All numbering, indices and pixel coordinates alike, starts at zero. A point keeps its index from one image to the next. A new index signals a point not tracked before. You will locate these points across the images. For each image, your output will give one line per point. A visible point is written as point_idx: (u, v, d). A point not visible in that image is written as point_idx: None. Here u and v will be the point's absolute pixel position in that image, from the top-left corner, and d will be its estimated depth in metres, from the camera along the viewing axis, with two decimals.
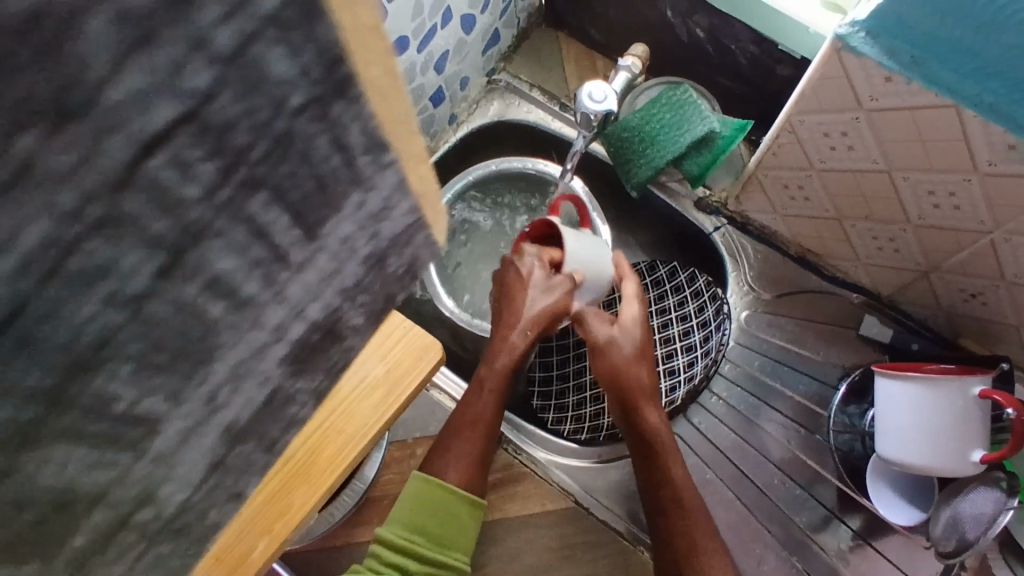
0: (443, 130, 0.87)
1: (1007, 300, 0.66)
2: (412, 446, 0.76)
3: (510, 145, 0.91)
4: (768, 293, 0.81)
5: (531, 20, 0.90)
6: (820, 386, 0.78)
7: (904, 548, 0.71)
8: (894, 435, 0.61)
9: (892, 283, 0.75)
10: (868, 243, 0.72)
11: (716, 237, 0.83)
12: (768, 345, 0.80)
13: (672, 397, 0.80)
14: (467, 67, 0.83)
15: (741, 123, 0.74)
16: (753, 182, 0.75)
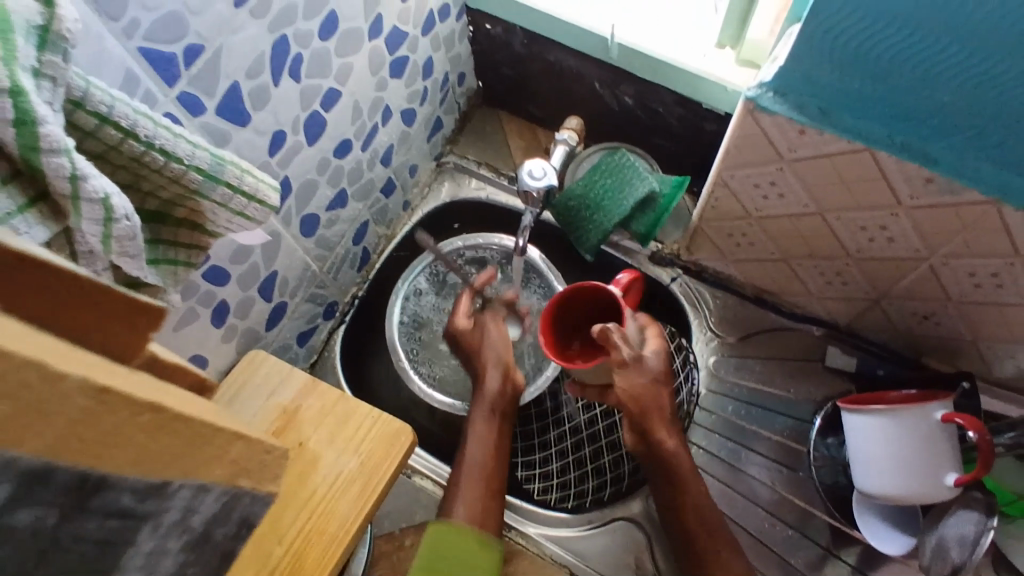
0: (398, 216, 0.89)
1: (957, 319, 0.68)
2: (400, 537, 0.75)
3: (464, 224, 0.94)
4: (733, 336, 0.82)
5: (471, 102, 0.94)
6: (795, 422, 0.78)
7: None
8: (871, 468, 0.61)
9: (848, 313, 0.77)
10: (817, 279, 0.74)
11: (673, 288, 0.84)
12: (739, 388, 0.80)
13: None
14: (413, 155, 0.86)
15: (678, 180, 0.78)
16: (699, 234, 0.78)
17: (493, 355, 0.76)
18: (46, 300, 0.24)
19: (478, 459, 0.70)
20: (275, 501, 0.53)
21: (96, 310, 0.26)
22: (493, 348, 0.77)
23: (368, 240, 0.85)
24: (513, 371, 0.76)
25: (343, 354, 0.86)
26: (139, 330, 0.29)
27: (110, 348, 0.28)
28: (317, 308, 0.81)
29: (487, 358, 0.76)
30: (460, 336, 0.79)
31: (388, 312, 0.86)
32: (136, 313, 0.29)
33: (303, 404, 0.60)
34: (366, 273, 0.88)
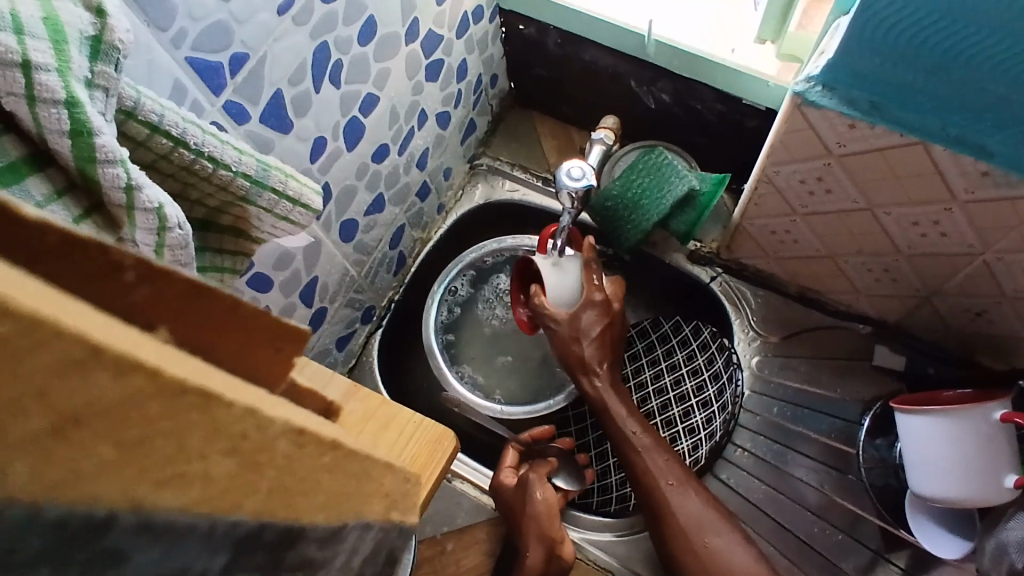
0: (433, 220, 0.89)
1: (1012, 315, 0.66)
2: (441, 542, 0.74)
3: (499, 225, 0.94)
4: (775, 336, 0.80)
5: (503, 104, 0.94)
6: (843, 423, 0.76)
7: None
8: (927, 472, 0.60)
9: (896, 311, 0.75)
10: (864, 276, 0.72)
11: (712, 287, 0.83)
12: (786, 389, 0.79)
13: (696, 457, 0.80)
14: (447, 158, 0.86)
15: (718, 176, 0.75)
16: (740, 232, 0.77)
17: (534, 525, 0.68)
18: (189, 310, 0.24)
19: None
20: None
21: (218, 318, 0.25)
22: (535, 516, 0.69)
23: (405, 244, 0.85)
24: (559, 545, 0.68)
25: (380, 358, 0.86)
26: (284, 352, 0.28)
27: (246, 368, 0.26)
28: (354, 312, 0.81)
29: (526, 530, 0.69)
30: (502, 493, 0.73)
31: (425, 314, 0.86)
32: (282, 332, 0.28)
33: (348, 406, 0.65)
34: (401, 277, 0.87)
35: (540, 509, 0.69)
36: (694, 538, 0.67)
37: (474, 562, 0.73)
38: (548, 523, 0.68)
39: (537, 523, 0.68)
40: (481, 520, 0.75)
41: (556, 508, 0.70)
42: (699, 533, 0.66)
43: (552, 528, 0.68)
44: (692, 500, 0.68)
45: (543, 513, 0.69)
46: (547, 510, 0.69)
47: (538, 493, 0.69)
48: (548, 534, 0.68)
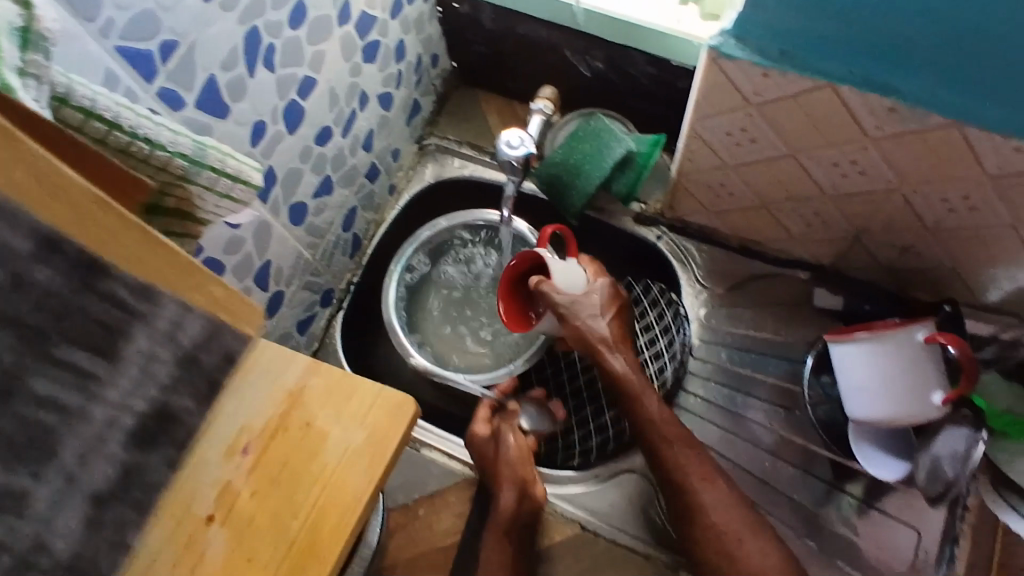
0: (385, 201, 0.91)
1: (937, 248, 0.70)
2: (414, 508, 0.77)
3: (453, 202, 0.96)
4: (721, 287, 0.84)
5: (447, 83, 0.96)
6: (791, 364, 0.80)
7: (905, 502, 0.74)
8: (861, 397, 0.63)
9: (831, 253, 0.78)
10: (798, 221, 0.75)
11: (660, 246, 0.86)
12: (733, 336, 0.82)
13: None
14: (394, 139, 0.88)
15: (655, 138, 0.78)
16: (681, 189, 0.80)
17: (507, 470, 0.71)
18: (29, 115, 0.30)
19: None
20: None
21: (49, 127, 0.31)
22: (508, 464, 0.71)
23: (358, 225, 0.86)
24: (530, 486, 0.71)
25: (344, 339, 0.88)
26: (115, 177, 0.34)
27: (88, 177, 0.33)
28: (313, 295, 0.82)
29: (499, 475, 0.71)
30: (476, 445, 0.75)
31: (384, 293, 0.88)
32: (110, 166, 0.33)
33: None
34: (359, 259, 0.89)
35: (509, 457, 0.72)
36: (714, 529, 0.65)
37: (448, 526, 0.76)
38: (520, 470, 0.71)
39: (507, 467, 0.71)
40: (452, 485, 0.78)
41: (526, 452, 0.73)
42: (733, 525, 0.64)
43: (523, 471, 0.71)
44: (717, 488, 0.67)
45: (514, 456, 0.72)
46: (518, 455, 0.72)
47: (510, 441, 0.72)
48: (521, 476, 0.71)
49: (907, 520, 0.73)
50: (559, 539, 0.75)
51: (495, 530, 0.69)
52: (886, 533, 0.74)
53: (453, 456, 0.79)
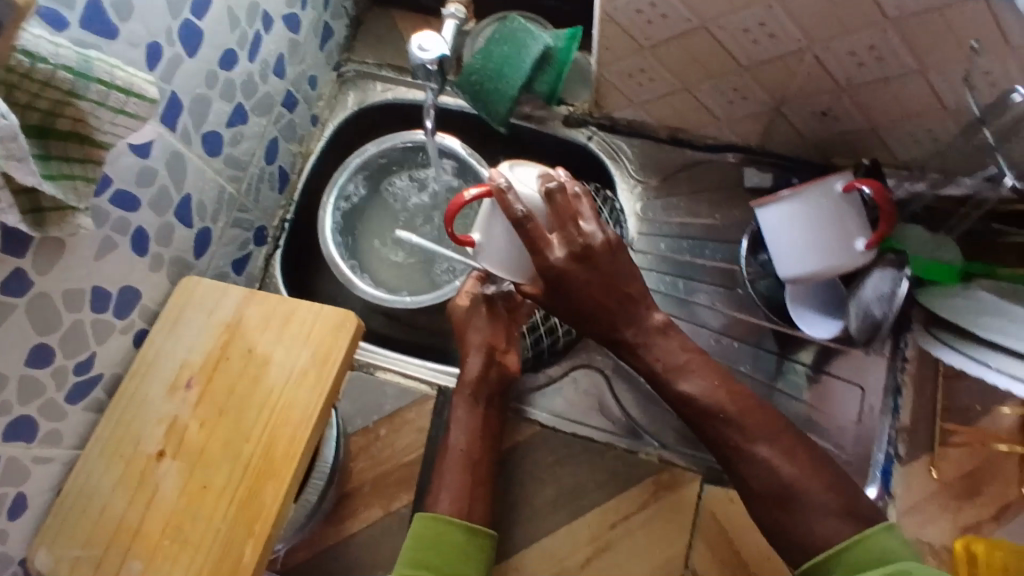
0: (309, 132, 0.88)
1: (854, 107, 0.68)
2: (374, 429, 0.77)
3: (381, 129, 0.94)
4: (655, 180, 0.84)
5: (360, 6, 0.93)
6: (728, 246, 0.81)
7: (850, 362, 0.76)
8: (789, 255, 0.63)
9: (756, 133, 0.78)
10: (720, 99, 0.74)
11: (591, 146, 0.86)
12: (669, 226, 0.83)
13: None
14: (309, 65, 0.85)
15: (571, 31, 0.77)
16: (603, 83, 0.78)
17: (479, 337, 0.75)
18: None
19: (460, 444, 0.70)
20: (252, 403, 0.63)
21: None
22: (483, 333, 0.75)
23: (282, 158, 0.84)
24: (501, 354, 0.74)
25: (285, 276, 0.87)
26: None
27: None
28: (245, 233, 0.81)
29: (473, 339, 0.75)
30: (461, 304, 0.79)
31: (320, 224, 0.86)
32: None
33: (246, 314, 0.67)
34: (290, 195, 0.87)
35: (474, 318, 0.76)
36: (766, 474, 0.62)
37: (407, 442, 0.76)
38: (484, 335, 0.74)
39: (476, 331, 0.75)
40: (409, 404, 0.78)
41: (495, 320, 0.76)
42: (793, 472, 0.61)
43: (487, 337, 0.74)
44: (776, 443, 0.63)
45: (478, 320, 0.76)
46: (482, 320, 0.76)
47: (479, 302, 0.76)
48: (483, 343, 0.74)
49: (852, 378, 0.75)
50: (521, 439, 0.76)
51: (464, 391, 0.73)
52: (836, 396, 0.76)
53: (407, 373, 0.79)
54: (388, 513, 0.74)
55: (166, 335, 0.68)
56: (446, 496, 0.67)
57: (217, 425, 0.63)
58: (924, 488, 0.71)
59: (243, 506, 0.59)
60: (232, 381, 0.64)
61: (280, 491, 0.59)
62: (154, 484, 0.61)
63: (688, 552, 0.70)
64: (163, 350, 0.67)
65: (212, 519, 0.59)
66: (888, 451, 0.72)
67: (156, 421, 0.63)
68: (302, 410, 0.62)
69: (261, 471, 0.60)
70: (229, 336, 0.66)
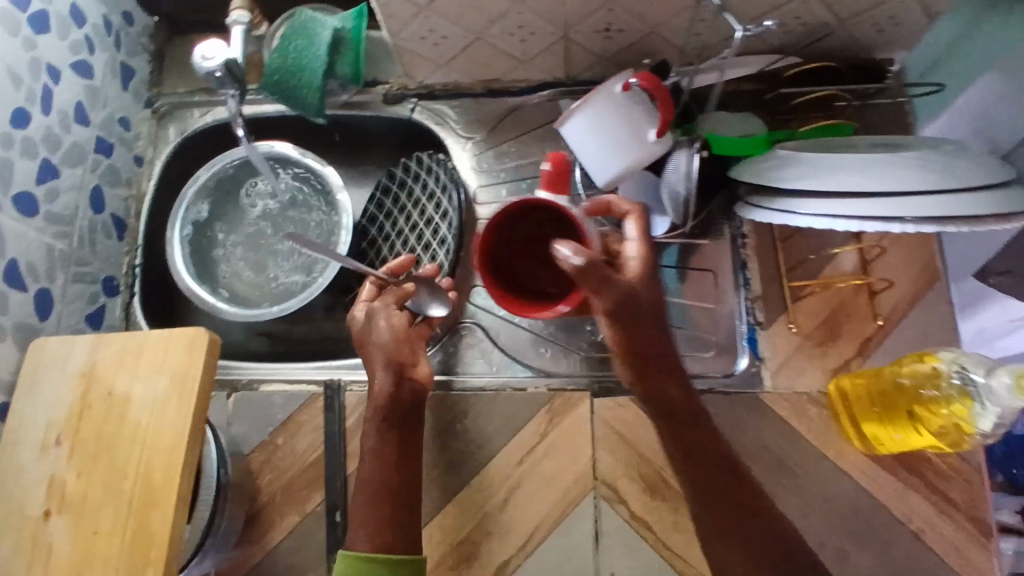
0: (135, 174, 0.87)
1: (629, 19, 0.72)
2: (271, 441, 0.76)
3: (212, 153, 0.93)
4: (483, 132, 0.87)
5: (157, 39, 0.92)
6: (565, 175, 0.84)
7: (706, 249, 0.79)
8: (599, 161, 0.67)
9: (559, 63, 0.82)
10: (511, 40, 0.77)
11: (416, 118, 0.87)
12: (506, 171, 0.86)
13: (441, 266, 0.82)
14: (115, 107, 0.84)
15: (357, 11, 0.79)
16: (403, 53, 0.80)
17: (380, 351, 0.66)
18: None
19: (374, 475, 0.64)
20: (122, 440, 0.63)
21: None
22: (383, 345, 0.67)
23: (112, 204, 0.83)
24: (408, 368, 0.66)
25: (149, 320, 0.85)
26: None
27: None
28: (92, 287, 0.80)
29: (371, 355, 0.67)
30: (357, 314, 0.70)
31: (170, 260, 0.84)
32: None
33: (99, 359, 0.67)
34: (133, 240, 0.86)
35: (376, 340, 0.67)
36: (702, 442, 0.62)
37: (307, 443, 0.76)
38: (392, 353, 0.66)
39: (378, 352, 0.66)
40: (300, 407, 0.77)
41: (401, 332, 0.67)
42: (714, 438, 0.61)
43: (392, 356, 0.66)
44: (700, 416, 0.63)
45: (383, 339, 0.66)
46: (389, 339, 0.66)
47: (381, 321, 0.67)
48: (389, 364, 0.66)
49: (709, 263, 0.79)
50: None
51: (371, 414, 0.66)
52: (704, 286, 0.79)
53: (294, 380, 0.79)
54: (305, 515, 0.74)
55: (26, 401, 0.67)
56: (365, 530, 0.61)
57: (95, 470, 0.63)
58: (787, 343, 0.75)
59: (136, 540, 0.59)
60: (100, 424, 0.64)
61: (168, 514, 0.59)
62: (46, 543, 0.61)
63: (594, 462, 0.73)
64: (26, 414, 0.66)
65: (108, 557, 0.59)
66: (749, 321, 0.77)
67: (36, 482, 0.63)
68: (172, 432, 0.62)
69: (145, 501, 0.60)
70: (87, 384, 0.66)
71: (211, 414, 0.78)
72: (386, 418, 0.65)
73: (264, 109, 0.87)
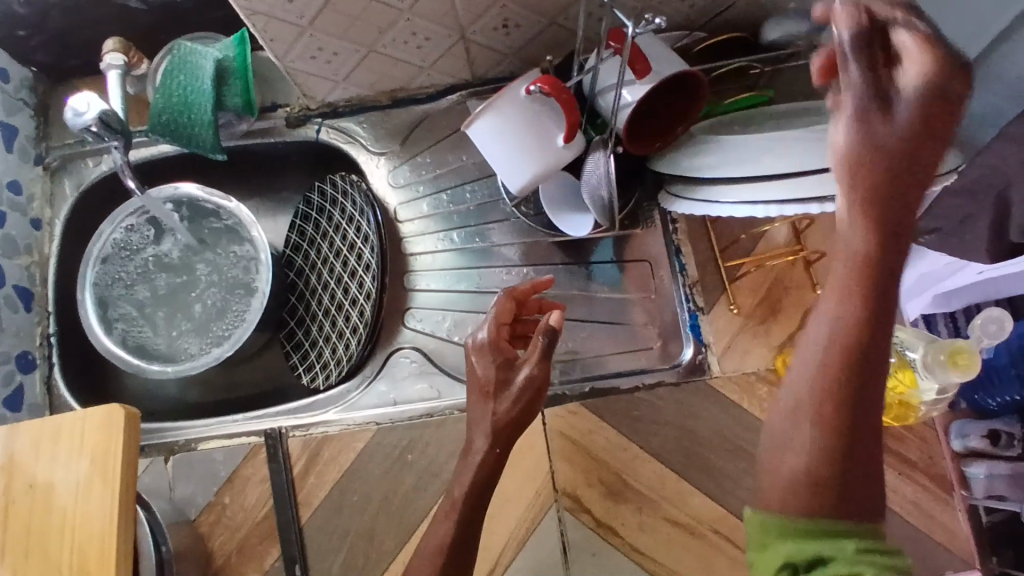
0: (34, 239, 0.82)
1: (523, 11, 0.69)
2: (218, 500, 0.73)
3: (116, 202, 0.88)
4: (396, 145, 0.83)
5: (40, 89, 0.86)
6: (485, 182, 0.81)
7: (638, 241, 0.78)
8: (504, 164, 0.63)
9: (462, 66, 0.78)
10: (407, 49, 0.73)
11: (323, 139, 0.84)
12: (426, 184, 0.83)
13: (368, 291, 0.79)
14: (1, 172, 0.78)
15: (238, 37, 0.75)
16: (298, 75, 0.76)
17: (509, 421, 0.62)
18: None
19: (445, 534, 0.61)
20: (52, 534, 0.60)
21: None
22: (512, 408, 0.62)
23: (13, 275, 0.78)
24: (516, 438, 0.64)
25: (74, 391, 0.81)
26: None
27: None
28: (3, 367, 0.75)
29: (479, 414, 0.63)
30: (481, 367, 0.64)
31: (85, 323, 0.79)
32: None
33: (16, 448, 0.62)
34: (43, 308, 0.81)
35: (516, 392, 0.62)
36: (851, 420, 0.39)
37: (255, 498, 0.73)
38: (528, 404, 0.62)
39: (518, 409, 0.62)
40: (242, 461, 0.74)
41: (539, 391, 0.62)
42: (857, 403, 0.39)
43: (529, 409, 0.62)
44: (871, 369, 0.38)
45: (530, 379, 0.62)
46: (533, 392, 0.62)
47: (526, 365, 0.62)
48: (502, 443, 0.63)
49: (640, 255, 0.78)
50: (362, 446, 0.73)
51: (474, 478, 0.62)
52: (641, 275, 0.78)
53: (234, 434, 0.76)
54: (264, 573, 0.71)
55: None
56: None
57: (28, 566, 0.60)
58: (730, 326, 0.74)
59: None
60: (28, 516, 0.61)
61: None
62: None
63: (552, 474, 0.71)
64: None
65: None
66: (689, 307, 0.75)
67: None
68: (103, 520, 0.58)
69: None
70: (8, 476, 0.62)
71: (152, 483, 0.75)
72: (484, 479, 0.63)
73: (160, 149, 0.82)
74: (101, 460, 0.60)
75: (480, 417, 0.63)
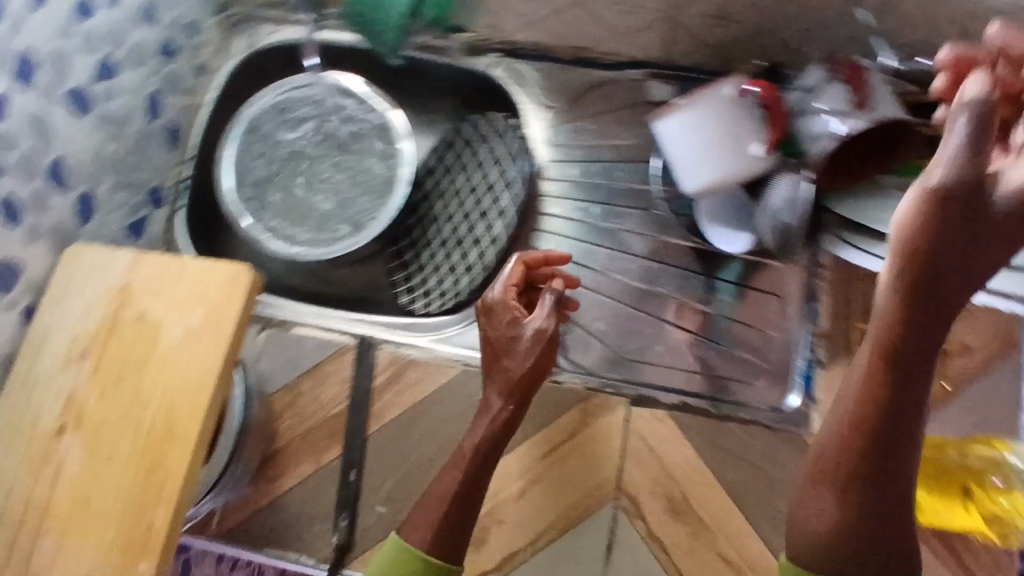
0: (197, 83, 0.83)
1: (744, 5, 0.67)
2: (297, 385, 0.74)
3: (277, 74, 0.89)
4: (563, 103, 0.82)
5: None
6: (637, 166, 0.80)
7: (777, 273, 0.75)
8: (685, 164, 0.71)
9: (656, 44, 0.76)
10: (611, 10, 0.72)
11: (495, 74, 0.82)
12: (579, 149, 0.81)
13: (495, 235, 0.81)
14: (187, 11, 0.80)
15: None
16: (495, 2, 0.75)
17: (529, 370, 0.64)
18: None
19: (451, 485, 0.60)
20: (144, 372, 0.58)
21: None
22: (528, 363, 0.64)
23: (169, 112, 0.80)
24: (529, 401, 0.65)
25: (189, 239, 0.83)
26: None
27: None
28: (137, 195, 0.77)
29: (494, 373, 0.65)
30: (492, 327, 0.67)
31: (224, 184, 0.83)
32: None
33: (136, 278, 0.62)
34: (184, 152, 0.83)
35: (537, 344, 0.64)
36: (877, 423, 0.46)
37: (331, 395, 0.74)
38: (543, 357, 0.65)
39: (539, 365, 0.64)
40: (332, 355, 0.75)
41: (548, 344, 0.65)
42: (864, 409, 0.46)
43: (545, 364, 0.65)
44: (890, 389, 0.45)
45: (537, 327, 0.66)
46: (548, 345, 0.65)
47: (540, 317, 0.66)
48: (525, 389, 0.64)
49: (773, 289, 0.75)
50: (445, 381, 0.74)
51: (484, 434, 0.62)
52: (762, 309, 0.76)
53: (329, 328, 0.77)
54: (320, 467, 0.72)
55: (55, 309, 0.62)
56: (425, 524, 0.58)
57: (113, 395, 0.58)
58: (843, 387, 0.71)
59: (150, 479, 0.55)
60: (128, 348, 0.59)
61: (187, 455, 0.55)
62: (57, 462, 0.56)
63: (621, 470, 0.70)
64: (52, 324, 0.61)
65: (116, 490, 0.55)
66: (808, 356, 0.73)
67: (52, 398, 0.58)
68: (206, 370, 0.58)
69: (164, 437, 0.56)
70: (120, 304, 0.61)
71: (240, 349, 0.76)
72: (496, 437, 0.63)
73: (338, 36, 0.83)
74: (220, 312, 0.59)
75: (494, 379, 0.65)
